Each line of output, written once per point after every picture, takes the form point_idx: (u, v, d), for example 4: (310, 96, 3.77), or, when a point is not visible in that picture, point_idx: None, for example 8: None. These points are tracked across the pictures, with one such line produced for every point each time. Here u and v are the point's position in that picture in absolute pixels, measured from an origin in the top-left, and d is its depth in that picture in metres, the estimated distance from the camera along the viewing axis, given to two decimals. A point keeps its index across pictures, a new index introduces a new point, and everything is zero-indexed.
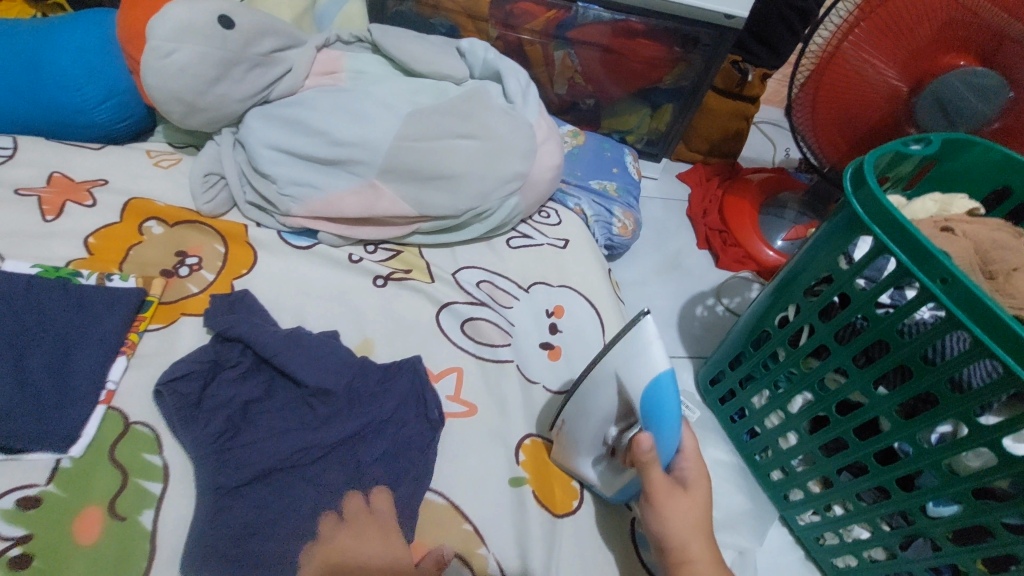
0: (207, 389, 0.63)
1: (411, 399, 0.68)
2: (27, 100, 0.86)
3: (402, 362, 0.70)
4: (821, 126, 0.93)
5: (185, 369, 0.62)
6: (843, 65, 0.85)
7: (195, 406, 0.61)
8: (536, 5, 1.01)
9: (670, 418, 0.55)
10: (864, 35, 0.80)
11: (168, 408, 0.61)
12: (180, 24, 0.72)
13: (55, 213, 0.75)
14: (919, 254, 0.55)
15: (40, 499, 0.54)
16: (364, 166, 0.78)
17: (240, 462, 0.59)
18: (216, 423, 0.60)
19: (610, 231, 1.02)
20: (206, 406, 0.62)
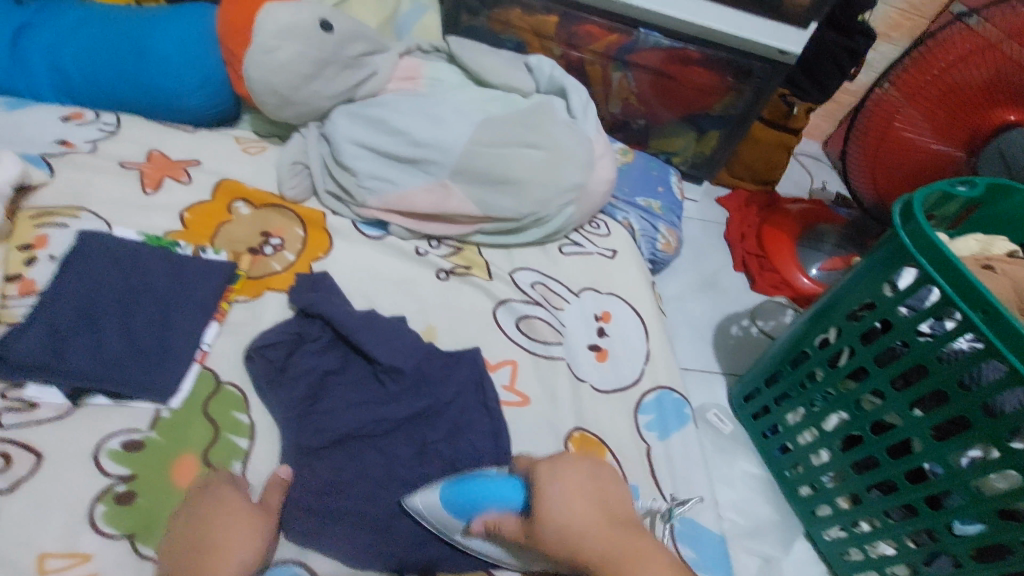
0: (291, 358, 0.69)
1: (472, 385, 0.73)
2: (130, 82, 0.92)
3: (463, 353, 0.75)
4: (876, 172, 1.06)
5: (272, 339, 0.69)
6: (899, 117, 0.99)
7: (280, 373, 0.67)
8: (600, 29, 1.07)
9: (478, 497, 0.55)
10: (917, 98, 0.96)
11: (259, 372, 0.67)
12: (284, 24, 0.78)
13: (154, 187, 0.82)
14: (962, 288, 0.59)
15: (141, 444, 0.60)
16: (438, 167, 0.84)
17: (320, 427, 0.65)
18: (300, 388, 0.67)
19: (654, 245, 1.07)
20: (290, 373, 0.68)
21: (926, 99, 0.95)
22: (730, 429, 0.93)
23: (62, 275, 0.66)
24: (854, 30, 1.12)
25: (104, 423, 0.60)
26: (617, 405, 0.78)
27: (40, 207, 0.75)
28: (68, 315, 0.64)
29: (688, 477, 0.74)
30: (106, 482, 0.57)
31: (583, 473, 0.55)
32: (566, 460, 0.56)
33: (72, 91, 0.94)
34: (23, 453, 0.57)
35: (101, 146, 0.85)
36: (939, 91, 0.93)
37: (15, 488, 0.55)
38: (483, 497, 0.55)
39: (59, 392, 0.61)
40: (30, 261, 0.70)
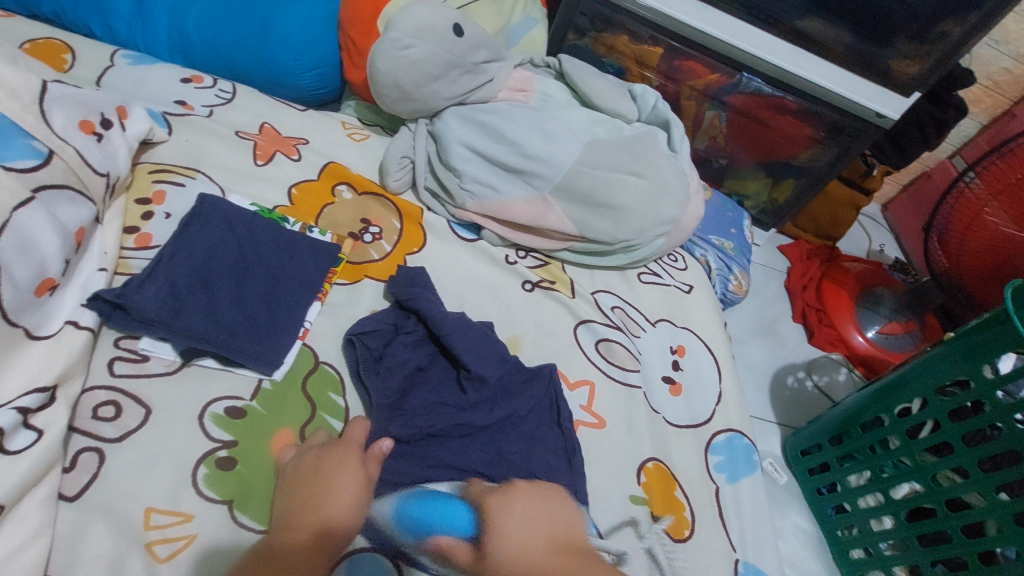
0: (387, 348, 0.70)
1: (546, 404, 0.72)
2: (251, 55, 0.93)
3: (538, 368, 0.74)
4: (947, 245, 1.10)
5: (370, 327, 0.70)
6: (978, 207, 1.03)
7: (376, 362, 0.68)
8: (701, 66, 1.09)
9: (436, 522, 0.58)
10: (1003, 196, 1.00)
11: (358, 357, 0.68)
12: (422, 24, 0.81)
13: (265, 159, 0.84)
14: None
15: (244, 412, 0.62)
16: (542, 180, 0.86)
17: (409, 419, 0.65)
18: (395, 379, 0.67)
19: (725, 286, 1.10)
20: (385, 362, 0.69)
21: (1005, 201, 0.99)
22: (784, 481, 0.94)
23: (179, 236, 0.67)
24: (946, 102, 1.13)
25: (213, 385, 0.62)
26: (688, 440, 0.79)
27: (157, 163, 0.77)
28: (184, 275, 0.65)
29: (755, 526, 0.76)
30: (210, 445, 0.58)
31: (539, 491, 0.58)
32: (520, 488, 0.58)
33: (189, 53, 0.94)
34: (134, 405, 0.58)
35: (216, 112, 0.87)
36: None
37: (125, 439, 0.56)
38: (439, 519, 0.58)
39: (171, 349, 0.62)
40: (146, 216, 0.72)
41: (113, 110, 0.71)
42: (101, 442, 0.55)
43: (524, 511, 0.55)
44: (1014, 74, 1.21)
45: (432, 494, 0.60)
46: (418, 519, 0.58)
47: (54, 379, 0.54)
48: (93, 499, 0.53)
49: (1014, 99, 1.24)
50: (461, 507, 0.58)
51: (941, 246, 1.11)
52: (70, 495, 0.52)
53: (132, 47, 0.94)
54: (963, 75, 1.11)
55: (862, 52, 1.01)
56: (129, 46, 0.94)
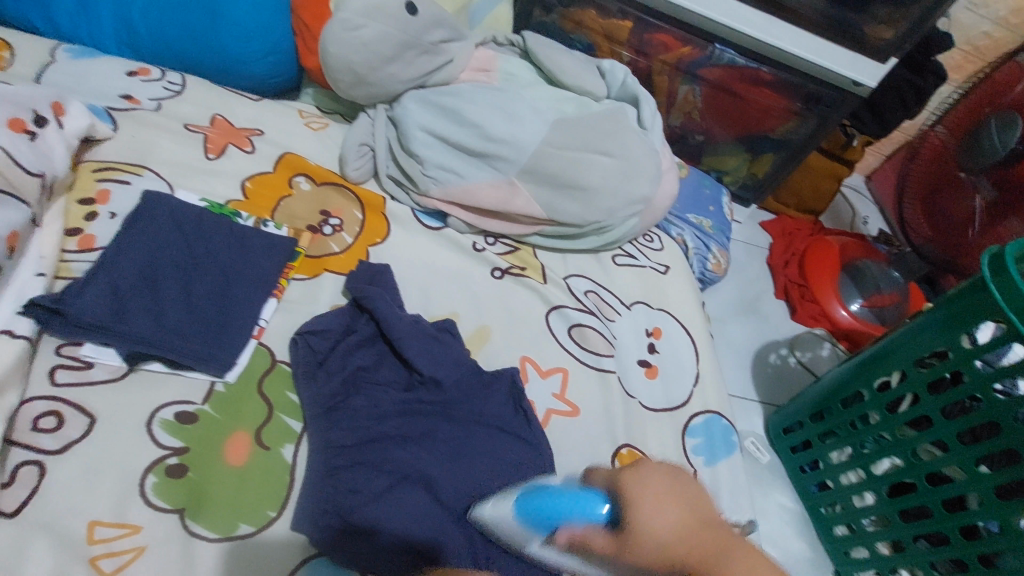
0: (332, 353, 0.66)
1: (510, 406, 0.69)
2: (201, 44, 0.89)
3: (500, 369, 0.72)
4: (919, 205, 1.11)
5: (322, 326, 0.67)
6: (945, 156, 1.04)
7: (317, 366, 0.65)
8: (673, 39, 1.06)
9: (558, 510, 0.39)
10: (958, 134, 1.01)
11: (297, 357, 0.65)
12: (372, 4, 0.78)
13: (217, 153, 0.80)
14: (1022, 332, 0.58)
15: (195, 417, 0.59)
16: (507, 163, 0.83)
17: (349, 424, 0.62)
18: (332, 383, 0.64)
19: (704, 265, 1.08)
20: (327, 366, 0.66)
21: (958, 129, 1.01)
22: (766, 460, 0.93)
23: (123, 236, 0.64)
24: (925, 67, 1.10)
25: (162, 390, 0.60)
26: (665, 424, 0.78)
27: (101, 161, 0.73)
28: (129, 277, 0.62)
29: (734, 507, 0.75)
30: (158, 453, 0.56)
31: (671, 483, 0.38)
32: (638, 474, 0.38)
33: (138, 45, 0.90)
34: (76, 415, 0.56)
35: (165, 105, 0.83)
36: (980, 103, 0.97)
37: (67, 450, 0.54)
38: (566, 511, 0.39)
39: (116, 354, 0.60)
40: (89, 217, 0.69)
41: (47, 106, 0.67)
42: (41, 454, 0.53)
43: (659, 486, 0.37)
44: (994, 38, 1.18)
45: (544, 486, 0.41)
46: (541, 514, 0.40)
47: None
48: (33, 514, 0.50)
49: None
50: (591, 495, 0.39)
51: (918, 208, 1.11)
52: (7, 511, 0.50)
53: (76, 41, 0.90)
54: (938, 41, 1.07)
55: (838, 18, 0.97)
56: (73, 40, 0.90)
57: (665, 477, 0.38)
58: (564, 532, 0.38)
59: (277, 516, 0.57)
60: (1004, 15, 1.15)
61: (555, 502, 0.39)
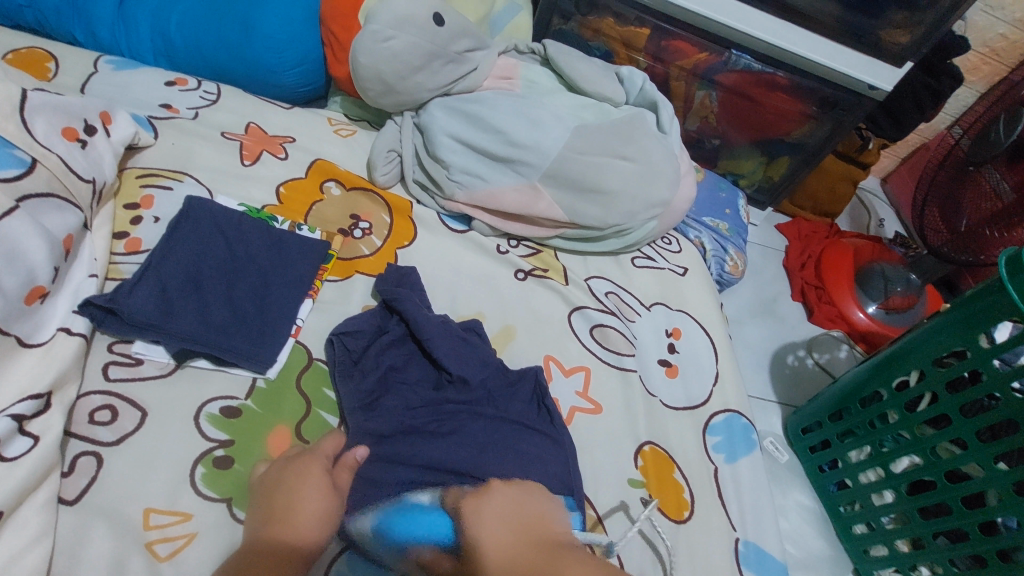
0: (367, 352, 0.69)
1: (534, 405, 0.72)
2: (234, 55, 0.92)
3: (524, 369, 0.74)
4: (935, 209, 1.12)
5: (355, 327, 0.70)
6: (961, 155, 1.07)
7: (353, 365, 0.68)
8: (689, 46, 1.08)
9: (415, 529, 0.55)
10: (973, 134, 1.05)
11: (337, 357, 0.68)
12: (402, 15, 0.81)
13: (252, 159, 0.84)
14: None
15: (239, 411, 0.62)
16: (530, 168, 0.86)
17: (386, 419, 0.65)
18: (368, 380, 0.67)
19: (721, 267, 1.09)
20: (362, 365, 0.69)
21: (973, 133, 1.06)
22: (784, 459, 0.94)
23: (169, 239, 0.67)
24: (942, 71, 1.11)
25: (207, 386, 0.63)
26: (685, 422, 0.79)
27: (144, 168, 0.77)
28: (175, 278, 0.65)
29: (754, 503, 0.76)
30: (206, 445, 0.59)
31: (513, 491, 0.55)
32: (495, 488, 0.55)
33: (175, 57, 0.94)
34: (129, 408, 0.59)
35: (202, 114, 0.87)
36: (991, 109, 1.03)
37: (122, 441, 0.57)
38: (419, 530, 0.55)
39: (165, 351, 0.63)
40: (135, 221, 0.72)
41: (97, 116, 0.71)
42: (99, 445, 0.56)
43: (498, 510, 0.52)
44: (1012, 40, 1.19)
45: (414, 504, 0.57)
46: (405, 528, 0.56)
47: (49, 385, 0.54)
48: (93, 501, 0.53)
49: (1012, 65, 1.22)
50: (437, 516, 0.55)
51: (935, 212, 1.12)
52: (70, 498, 0.53)
53: (117, 53, 0.94)
54: (956, 43, 1.08)
55: (852, 24, 0.98)
56: (114, 52, 0.94)
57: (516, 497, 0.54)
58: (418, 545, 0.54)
59: None
60: (1021, 17, 1.15)
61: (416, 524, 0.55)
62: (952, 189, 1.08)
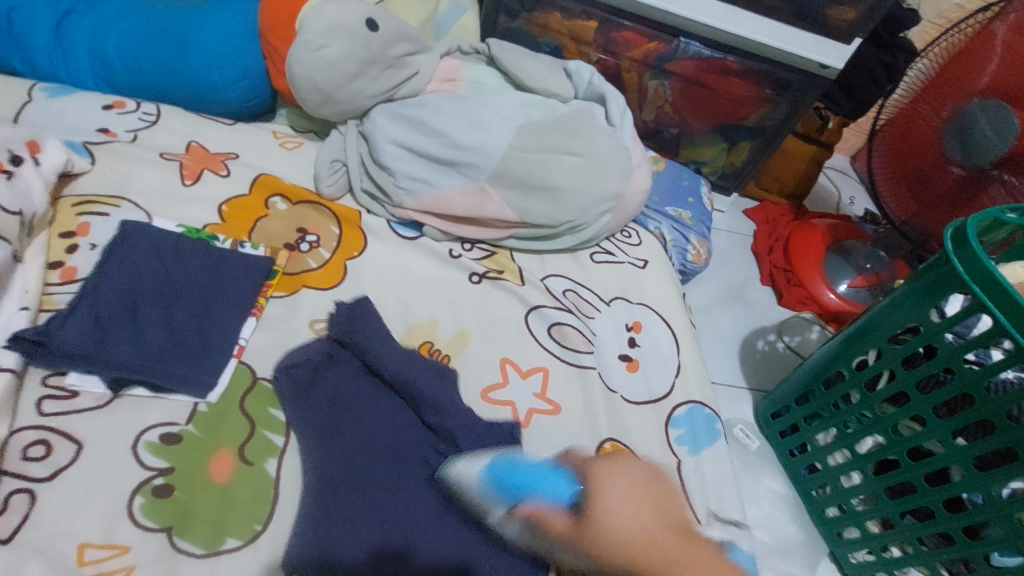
0: (316, 381, 0.68)
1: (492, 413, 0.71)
2: (173, 74, 0.91)
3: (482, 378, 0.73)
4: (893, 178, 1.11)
5: (301, 358, 0.69)
6: (921, 115, 1.03)
7: (303, 395, 0.66)
8: (638, 36, 1.07)
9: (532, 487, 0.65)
10: (933, 97, 1.00)
11: (284, 381, 0.67)
12: (334, 23, 0.80)
13: (194, 179, 0.82)
14: (1007, 306, 0.58)
15: (180, 437, 0.61)
16: (477, 169, 0.85)
17: (338, 450, 0.64)
18: (318, 412, 0.66)
19: (684, 256, 1.08)
20: (312, 394, 0.67)
21: (931, 97, 1.00)
22: (755, 446, 0.93)
23: (103, 266, 0.66)
24: (895, 45, 1.09)
25: (146, 413, 0.61)
26: (647, 416, 0.79)
27: (80, 195, 0.75)
28: (109, 305, 0.64)
29: (720, 493, 0.75)
30: (145, 475, 0.57)
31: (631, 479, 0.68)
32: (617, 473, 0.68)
33: (114, 80, 0.92)
34: (64, 441, 0.57)
35: (141, 136, 0.85)
36: (960, 71, 0.95)
37: (55, 477, 0.55)
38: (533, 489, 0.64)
39: (100, 381, 0.61)
40: (71, 250, 0.71)
41: (24, 146, 0.69)
42: (31, 482, 0.55)
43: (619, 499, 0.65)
44: (966, 10, 1.18)
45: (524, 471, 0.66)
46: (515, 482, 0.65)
47: None
48: (24, 540, 0.52)
49: None
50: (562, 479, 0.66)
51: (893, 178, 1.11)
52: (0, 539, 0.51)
53: (54, 80, 0.92)
54: (905, 17, 1.07)
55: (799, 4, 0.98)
56: (51, 78, 0.92)
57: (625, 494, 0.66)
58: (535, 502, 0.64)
59: (263, 529, 0.58)
60: None
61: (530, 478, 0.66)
62: (916, 158, 1.05)
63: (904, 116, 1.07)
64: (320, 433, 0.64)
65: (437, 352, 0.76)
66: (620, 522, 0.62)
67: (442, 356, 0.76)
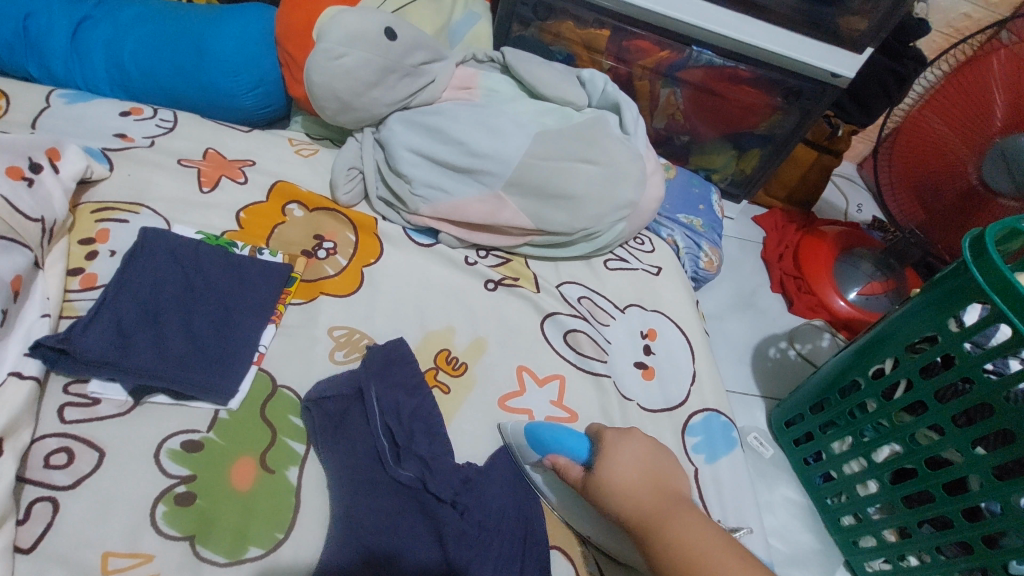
0: (346, 415, 0.66)
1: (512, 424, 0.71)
2: (190, 82, 0.91)
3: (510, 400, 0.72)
4: (907, 191, 1.11)
5: (329, 392, 0.66)
6: (934, 131, 1.02)
7: (334, 429, 0.65)
8: (650, 45, 1.08)
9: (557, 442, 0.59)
10: (949, 113, 0.99)
11: (313, 422, 0.65)
12: (353, 32, 0.80)
13: (211, 185, 0.83)
14: None
15: (201, 444, 0.61)
16: (493, 177, 0.85)
17: (371, 487, 0.61)
18: (352, 442, 0.64)
19: (696, 263, 1.09)
20: (343, 428, 0.65)
21: (944, 113, 1.00)
22: (769, 454, 0.93)
23: (123, 272, 0.66)
24: (905, 55, 1.11)
25: (167, 420, 0.61)
26: (663, 424, 0.79)
27: (100, 202, 0.76)
28: (131, 312, 0.64)
29: (738, 502, 0.75)
30: (167, 482, 0.57)
31: (653, 449, 0.56)
32: (628, 433, 0.57)
33: (130, 87, 0.93)
34: (86, 449, 0.57)
35: (159, 142, 0.86)
36: (976, 95, 0.93)
37: (78, 485, 0.55)
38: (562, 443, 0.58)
39: (121, 389, 0.61)
40: (91, 256, 0.71)
41: (45, 153, 0.69)
42: (54, 490, 0.55)
43: (633, 455, 0.54)
44: (974, 19, 1.19)
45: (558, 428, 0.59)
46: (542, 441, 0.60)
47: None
48: (48, 549, 0.52)
49: None
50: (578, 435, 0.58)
51: (907, 191, 1.11)
52: (25, 547, 0.51)
53: (71, 86, 0.93)
54: (915, 25, 1.08)
55: (812, 14, 0.98)
56: (67, 84, 0.92)
57: (651, 447, 0.56)
58: (555, 457, 0.58)
59: (285, 537, 0.58)
60: None
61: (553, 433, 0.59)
62: (931, 173, 1.05)
63: (919, 130, 1.05)
64: (350, 469, 0.62)
65: (454, 360, 0.76)
66: (623, 473, 0.53)
67: (459, 364, 0.76)
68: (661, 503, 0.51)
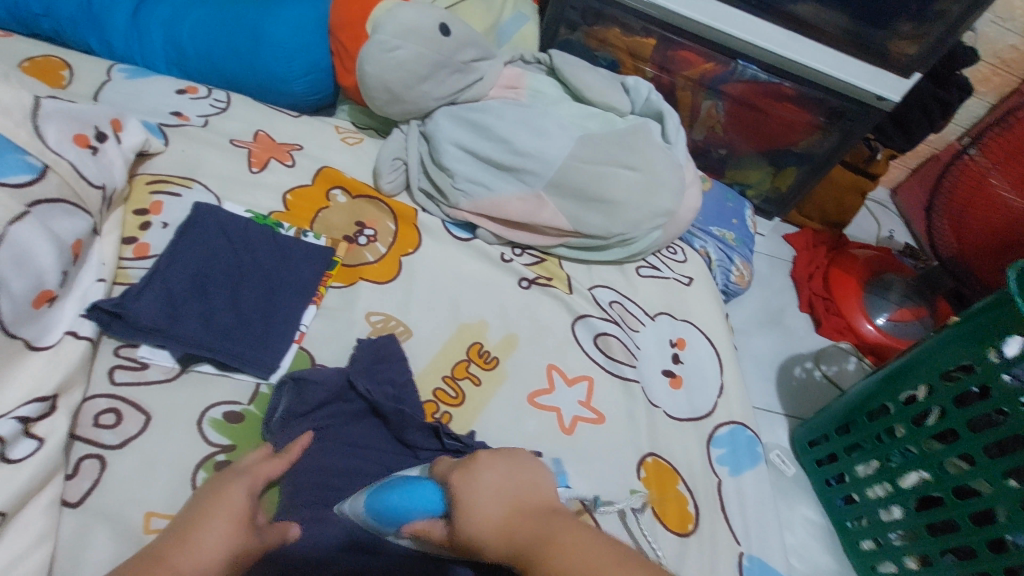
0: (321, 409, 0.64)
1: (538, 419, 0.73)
2: (245, 64, 0.93)
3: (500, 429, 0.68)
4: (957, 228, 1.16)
5: (318, 379, 0.64)
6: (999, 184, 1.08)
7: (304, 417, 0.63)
8: (695, 56, 1.08)
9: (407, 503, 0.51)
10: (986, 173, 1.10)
11: (282, 403, 0.62)
12: (408, 25, 0.81)
13: (260, 166, 0.85)
14: None
15: (242, 416, 0.63)
16: (535, 176, 0.86)
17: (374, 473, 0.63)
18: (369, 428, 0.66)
19: (727, 276, 1.09)
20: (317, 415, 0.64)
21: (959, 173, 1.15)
22: (791, 472, 0.93)
23: (176, 244, 0.68)
24: (950, 82, 1.09)
25: (210, 390, 0.63)
26: (689, 433, 0.79)
27: (154, 174, 0.78)
28: (181, 283, 0.66)
29: (759, 517, 0.76)
30: (208, 450, 0.59)
31: (513, 458, 0.51)
32: (481, 457, 0.51)
33: (185, 65, 0.95)
34: (133, 412, 0.59)
35: (212, 122, 0.88)
36: None
37: (125, 445, 0.57)
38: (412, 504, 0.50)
39: (169, 356, 0.63)
40: (144, 226, 0.73)
41: (108, 123, 0.71)
42: (103, 449, 0.57)
43: (495, 480, 0.49)
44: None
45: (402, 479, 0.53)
46: (387, 510, 0.51)
47: (54, 389, 0.55)
48: (94, 505, 0.54)
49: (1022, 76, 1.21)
50: (425, 484, 0.51)
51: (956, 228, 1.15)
52: (73, 501, 0.54)
53: (129, 62, 0.95)
54: (965, 53, 1.07)
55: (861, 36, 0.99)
56: (125, 60, 0.95)
57: (509, 463, 0.51)
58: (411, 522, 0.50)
59: None
60: None
61: (396, 498, 0.51)
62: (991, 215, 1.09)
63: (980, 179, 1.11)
64: (331, 458, 0.62)
65: (486, 354, 0.77)
66: (481, 502, 0.47)
67: (491, 358, 0.77)
68: (529, 518, 0.46)
